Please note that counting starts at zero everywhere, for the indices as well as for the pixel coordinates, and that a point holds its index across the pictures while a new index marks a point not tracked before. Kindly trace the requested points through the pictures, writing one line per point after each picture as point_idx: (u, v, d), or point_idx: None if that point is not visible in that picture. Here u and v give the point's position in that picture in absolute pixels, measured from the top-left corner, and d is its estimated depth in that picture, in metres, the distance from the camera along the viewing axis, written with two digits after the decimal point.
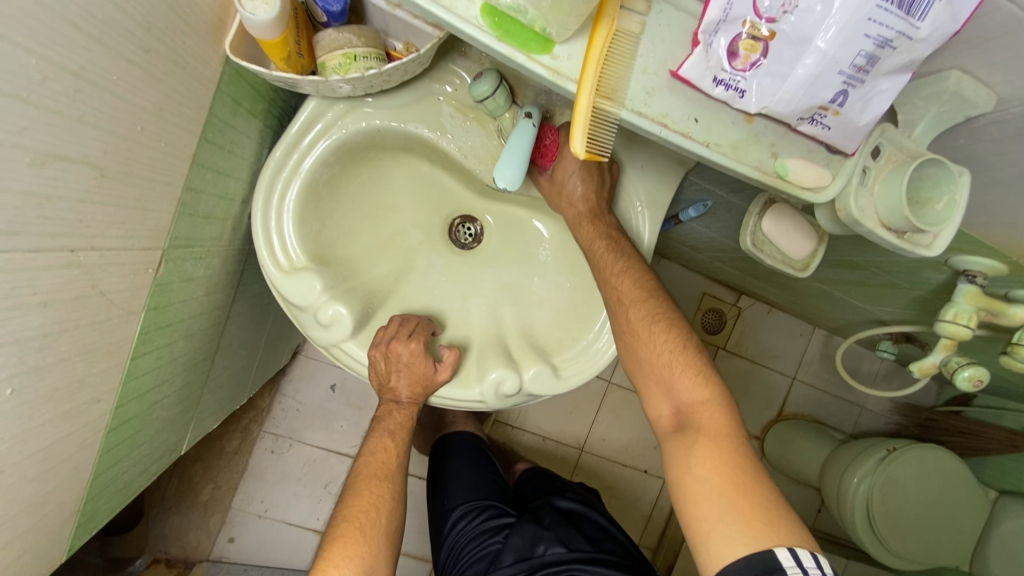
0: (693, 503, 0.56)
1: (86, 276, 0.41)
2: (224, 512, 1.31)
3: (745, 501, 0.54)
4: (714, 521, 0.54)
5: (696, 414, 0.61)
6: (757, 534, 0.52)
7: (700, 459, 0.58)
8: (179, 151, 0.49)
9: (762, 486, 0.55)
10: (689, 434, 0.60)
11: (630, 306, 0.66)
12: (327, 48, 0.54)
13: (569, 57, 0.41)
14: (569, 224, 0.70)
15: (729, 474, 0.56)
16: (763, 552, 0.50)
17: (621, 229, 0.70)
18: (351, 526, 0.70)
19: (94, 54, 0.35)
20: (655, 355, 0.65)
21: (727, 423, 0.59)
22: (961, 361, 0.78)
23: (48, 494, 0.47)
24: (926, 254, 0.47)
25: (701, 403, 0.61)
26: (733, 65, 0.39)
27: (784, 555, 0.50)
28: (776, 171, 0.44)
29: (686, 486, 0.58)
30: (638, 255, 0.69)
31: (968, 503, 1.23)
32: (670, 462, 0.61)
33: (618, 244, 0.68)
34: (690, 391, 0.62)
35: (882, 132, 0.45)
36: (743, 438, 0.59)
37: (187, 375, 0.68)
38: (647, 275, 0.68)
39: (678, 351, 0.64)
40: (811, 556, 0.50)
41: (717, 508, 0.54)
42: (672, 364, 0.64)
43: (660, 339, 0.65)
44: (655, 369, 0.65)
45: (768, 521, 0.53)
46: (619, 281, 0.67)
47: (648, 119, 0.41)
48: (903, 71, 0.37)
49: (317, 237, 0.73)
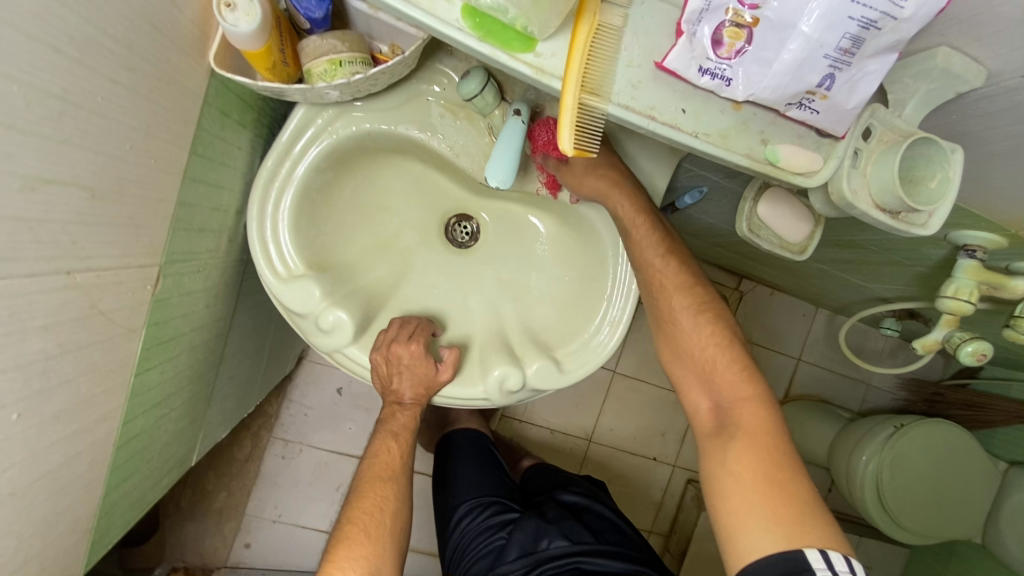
0: (725, 499, 0.55)
1: (83, 297, 0.42)
2: (238, 519, 1.32)
3: (782, 501, 0.52)
4: (746, 517, 0.53)
5: (736, 410, 0.59)
6: (790, 533, 0.51)
7: (737, 455, 0.56)
8: (169, 167, 0.49)
9: (801, 489, 0.54)
10: (728, 429, 0.58)
11: (672, 295, 0.66)
12: (313, 55, 0.54)
13: (552, 55, 0.40)
14: (602, 197, 0.67)
15: (766, 472, 0.54)
16: (790, 552, 0.49)
17: (662, 220, 0.71)
18: (355, 528, 0.71)
19: (77, 76, 0.36)
20: (700, 346, 0.64)
21: (769, 420, 0.57)
22: (964, 337, 0.79)
23: (61, 513, 0.48)
24: (921, 233, 0.47)
25: (743, 398, 0.59)
26: (718, 54, 0.38)
27: (813, 556, 0.49)
28: (766, 158, 0.43)
29: (721, 482, 0.56)
30: (681, 247, 0.70)
31: (978, 476, 1.23)
32: (705, 458, 0.59)
33: (662, 231, 0.68)
34: (732, 385, 0.61)
35: (872, 112, 0.45)
36: (784, 437, 0.57)
37: (191, 388, 0.69)
38: (688, 268, 0.68)
39: (721, 342, 0.63)
40: (842, 559, 0.48)
41: (750, 505, 0.53)
42: (715, 358, 0.63)
43: (704, 330, 0.64)
44: (696, 362, 0.64)
45: (803, 523, 0.51)
46: (661, 267, 0.67)
47: (636, 112, 0.41)
48: (890, 52, 0.37)
49: (314, 243, 0.73)
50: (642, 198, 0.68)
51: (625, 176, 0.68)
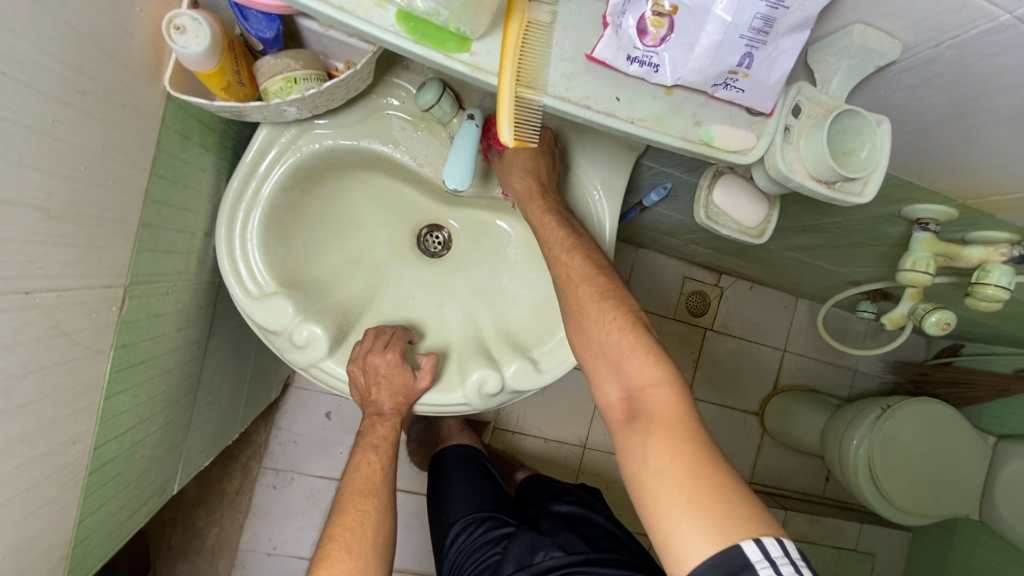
0: (651, 497, 0.54)
1: (45, 317, 0.42)
2: (232, 554, 1.30)
3: (703, 490, 0.52)
4: (672, 514, 0.52)
5: (647, 397, 0.60)
6: (716, 523, 0.50)
7: (654, 445, 0.55)
8: (128, 189, 0.50)
9: (721, 474, 0.53)
10: (643, 421, 0.58)
11: (579, 285, 0.67)
12: (268, 74, 0.56)
13: (487, 53, 0.42)
14: (520, 198, 0.70)
15: (684, 459, 0.54)
16: (726, 546, 0.48)
17: (567, 213, 0.71)
18: (337, 545, 0.69)
19: (26, 99, 0.37)
20: (607, 336, 0.64)
21: (680, 404, 0.58)
22: (927, 308, 0.81)
23: (33, 539, 0.47)
24: (859, 201, 0.48)
25: (652, 386, 0.60)
26: (644, 42, 0.41)
27: (751, 548, 0.48)
28: (702, 138, 0.45)
29: (644, 478, 0.55)
30: (588, 238, 0.70)
31: (968, 452, 1.25)
32: (625, 454, 0.58)
33: (566, 221, 0.70)
34: (642, 373, 0.61)
35: (799, 90, 0.47)
36: (696, 419, 0.58)
37: (168, 413, 0.69)
38: (594, 256, 0.69)
39: (626, 330, 0.63)
40: (778, 545, 0.48)
41: (675, 498, 0.52)
42: (623, 346, 0.63)
43: (609, 317, 0.64)
44: (607, 353, 0.64)
45: (727, 510, 0.51)
46: (570, 258, 0.68)
47: (571, 102, 0.43)
48: (801, 29, 0.40)
49: (285, 261, 0.74)
50: (552, 199, 0.71)
51: (543, 175, 0.69)
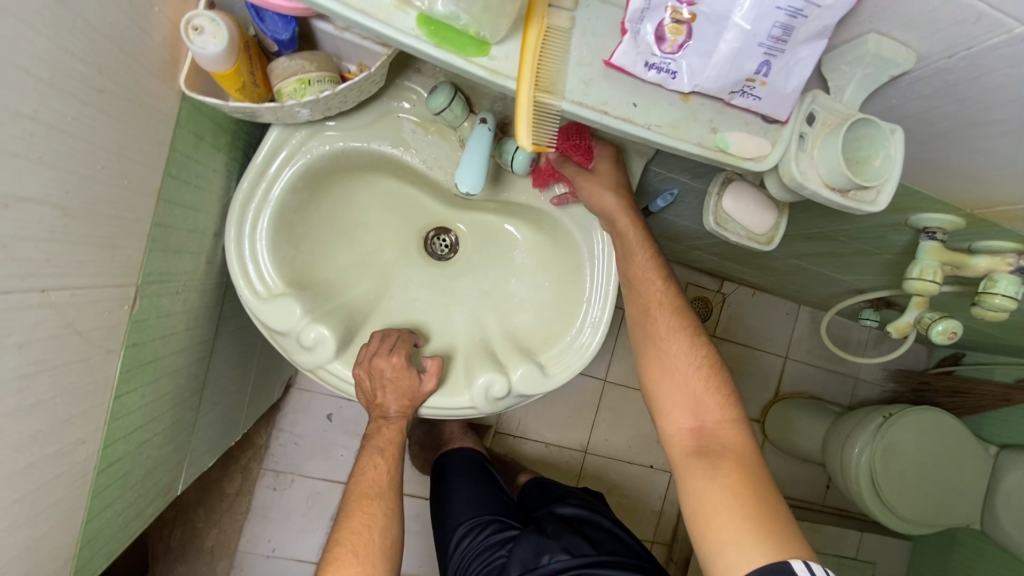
0: (711, 513, 0.64)
1: (59, 316, 0.42)
2: (231, 556, 1.29)
3: (760, 516, 0.62)
4: (731, 530, 0.61)
5: (717, 434, 0.69)
6: (771, 546, 0.59)
7: (722, 476, 0.65)
8: (143, 188, 0.50)
9: (774, 505, 0.63)
10: (712, 452, 0.67)
11: (662, 324, 0.74)
12: (282, 75, 0.56)
13: (506, 58, 0.42)
14: (608, 230, 0.74)
15: (745, 490, 0.64)
16: (776, 564, 0.58)
17: (657, 254, 0.76)
18: (345, 548, 0.70)
19: (46, 97, 0.37)
20: (684, 373, 0.72)
21: (746, 446, 0.68)
22: (933, 316, 0.80)
23: (40, 539, 0.47)
24: (871, 211, 0.49)
25: (722, 425, 0.70)
26: (662, 49, 0.41)
27: (797, 565, 0.57)
28: (718, 145, 0.45)
29: (706, 497, 0.65)
30: (670, 279, 0.76)
31: (969, 461, 1.25)
32: (687, 474, 0.68)
33: (654, 258, 0.75)
34: (713, 412, 0.70)
35: (813, 98, 0.47)
36: (756, 459, 0.67)
37: (175, 413, 0.68)
38: (676, 298, 0.75)
39: (703, 372, 0.72)
40: (820, 569, 0.57)
41: (736, 520, 0.62)
42: (698, 386, 0.72)
43: (689, 358, 0.73)
44: (682, 387, 0.72)
45: (778, 534, 0.60)
46: (654, 297, 0.74)
47: (589, 108, 0.43)
48: (819, 39, 0.40)
49: (294, 263, 0.74)
50: (645, 235, 0.76)
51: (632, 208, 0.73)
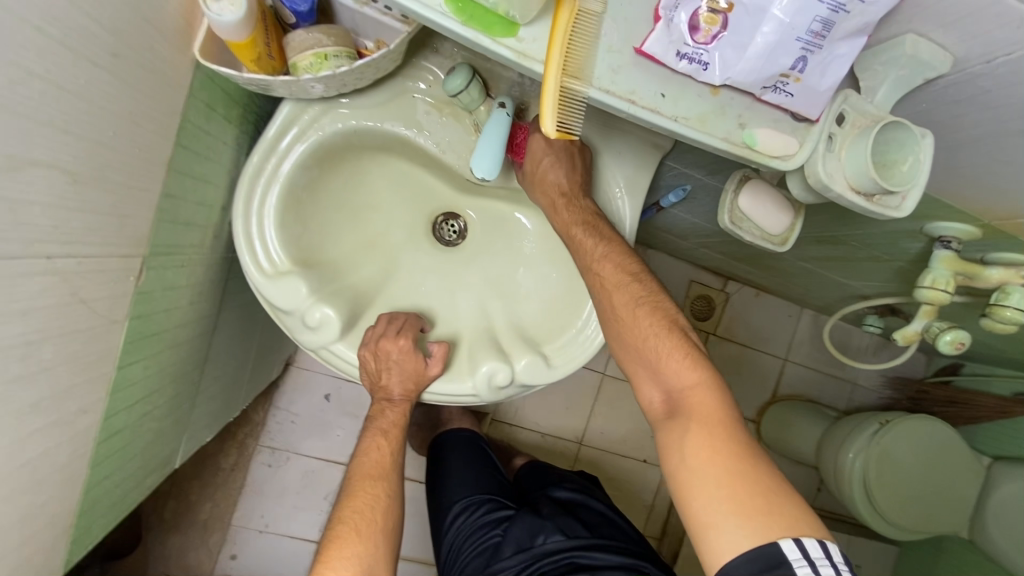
0: (688, 494, 0.56)
1: (64, 283, 0.42)
2: (224, 530, 1.29)
3: (739, 489, 0.53)
4: (709, 511, 0.54)
5: (687, 399, 0.60)
6: (756, 523, 0.51)
7: (694, 446, 0.57)
8: (153, 157, 0.49)
9: (760, 474, 0.54)
10: (681, 421, 0.59)
11: (613, 291, 0.66)
12: (298, 49, 0.54)
13: (534, 40, 0.41)
14: (547, 206, 0.70)
15: (722, 460, 0.55)
16: (762, 544, 0.50)
17: (602, 218, 0.70)
18: (347, 527, 0.70)
19: (60, 58, 0.36)
20: (644, 341, 0.64)
21: (721, 406, 0.58)
22: (942, 326, 0.80)
23: (38, 508, 0.47)
24: (896, 216, 0.48)
25: (691, 385, 0.60)
26: (695, 39, 0.40)
27: (788, 547, 0.49)
28: (745, 142, 0.44)
29: (681, 474, 0.57)
30: (621, 240, 0.69)
31: (964, 470, 1.25)
32: (664, 449, 0.60)
33: (596, 224, 0.69)
34: (681, 376, 0.61)
35: (844, 98, 0.46)
36: (737, 420, 0.58)
37: (176, 386, 0.68)
38: (629, 260, 0.68)
39: (664, 335, 0.63)
40: (819, 546, 0.50)
41: (714, 499, 0.54)
42: (659, 351, 0.63)
43: (644, 323, 0.64)
44: (644, 357, 0.64)
45: (763, 506, 0.52)
46: (601, 265, 0.67)
47: (616, 96, 0.42)
48: (859, 36, 0.39)
49: (301, 241, 0.73)
50: (585, 201, 0.70)
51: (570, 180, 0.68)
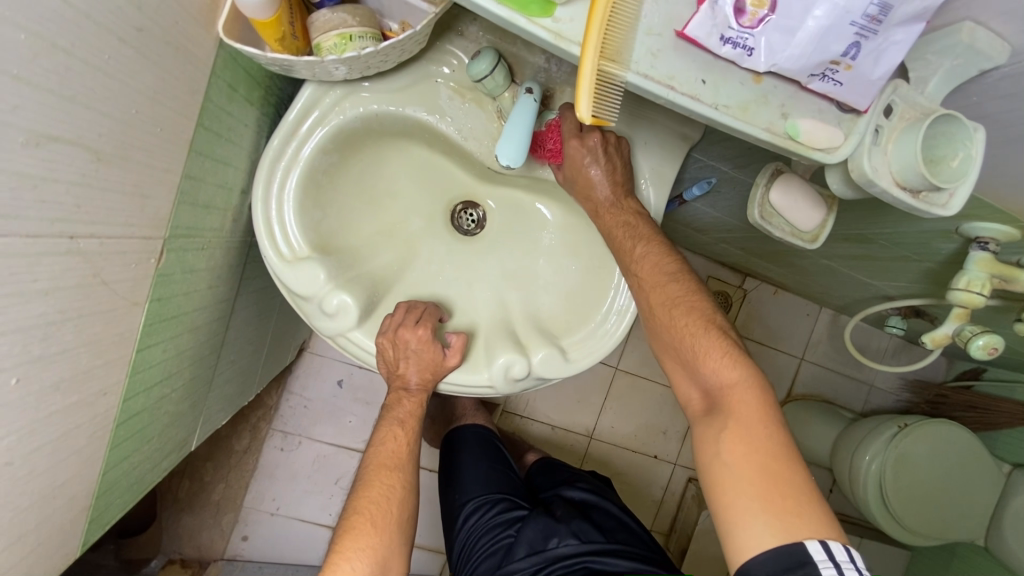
0: (721, 490, 0.55)
1: (86, 264, 0.41)
2: (236, 511, 1.30)
3: (773, 491, 0.52)
4: (741, 510, 0.53)
5: (725, 397, 0.58)
6: (786, 524, 0.50)
7: (730, 445, 0.55)
8: (175, 138, 0.48)
9: (796, 477, 0.53)
10: (717, 418, 0.58)
11: (653, 286, 0.65)
12: (323, 29, 0.53)
13: (570, 20, 0.40)
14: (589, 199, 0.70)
15: (758, 460, 0.53)
16: (790, 545, 0.49)
17: (643, 213, 0.68)
18: (362, 518, 0.70)
19: (84, 31, 0.35)
20: (682, 337, 0.62)
21: (760, 405, 0.56)
22: (975, 331, 0.76)
23: (56, 489, 0.47)
24: (942, 214, 0.46)
25: (731, 384, 0.58)
26: (741, 22, 0.38)
27: (815, 548, 0.49)
28: (787, 132, 0.42)
29: (716, 472, 0.56)
30: (663, 236, 0.67)
31: (984, 478, 1.22)
32: (700, 446, 0.59)
33: (637, 218, 0.67)
34: (718, 373, 0.59)
35: (893, 89, 0.44)
36: (779, 421, 0.56)
37: (193, 369, 0.68)
38: (670, 255, 0.66)
39: (703, 331, 0.61)
40: (844, 550, 0.49)
41: (746, 499, 0.53)
42: (697, 347, 0.61)
43: (684, 318, 0.62)
44: (682, 353, 0.63)
45: (797, 510, 0.51)
46: (642, 259, 0.66)
47: (655, 81, 0.40)
48: (917, 21, 0.37)
49: (319, 226, 0.72)
50: (628, 197, 0.68)
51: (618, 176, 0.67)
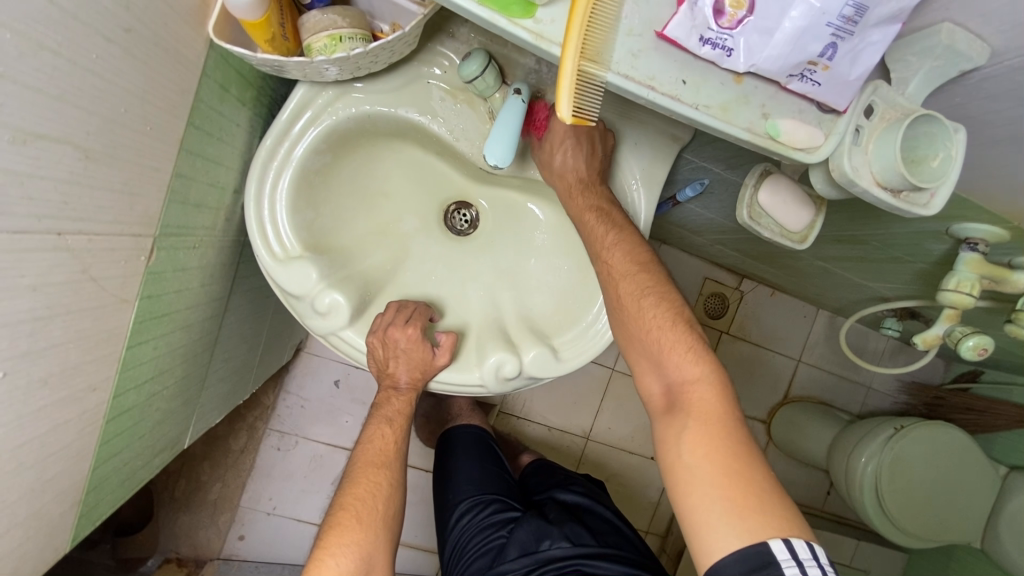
0: (681, 487, 0.55)
1: (74, 261, 0.41)
2: (233, 511, 1.31)
3: (734, 489, 0.52)
4: (702, 509, 0.53)
5: (687, 393, 0.59)
6: (744, 521, 0.51)
7: (690, 442, 0.56)
8: (164, 136, 0.48)
9: (756, 474, 0.53)
10: (680, 415, 0.58)
11: (621, 279, 0.65)
12: (313, 30, 0.54)
13: (552, 21, 0.41)
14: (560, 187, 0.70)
15: (718, 458, 0.54)
16: (751, 544, 0.50)
17: (613, 205, 0.69)
18: (347, 514, 0.70)
19: (71, 31, 0.35)
20: (647, 331, 0.62)
21: (721, 403, 0.57)
22: (965, 331, 0.77)
23: (46, 483, 0.47)
24: (924, 214, 0.46)
25: (693, 380, 0.59)
26: (720, 23, 0.38)
27: (777, 547, 0.49)
28: (768, 132, 0.43)
29: (677, 469, 0.56)
30: (633, 231, 0.68)
31: (979, 481, 1.22)
32: (661, 443, 0.59)
33: (608, 211, 0.67)
34: (682, 369, 0.60)
35: (874, 89, 0.44)
36: (737, 419, 0.57)
37: (185, 366, 0.68)
38: (638, 250, 0.66)
39: (668, 327, 0.61)
40: (807, 548, 0.49)
41: (707, 496, 0.53)
42: (662, 342, 0.61)
43: (649, 311, 0.62)
44: (647, 348, 0.63)
45: (757, 507, 0.51)
46: (611, 252, 0.66)
47: (635, 81, 0.40)
48: (892, 22, 0.37)
49: (311, 226, 0.72)
50: (598, 191, 0.69)
51: (590, 167, 0.67)
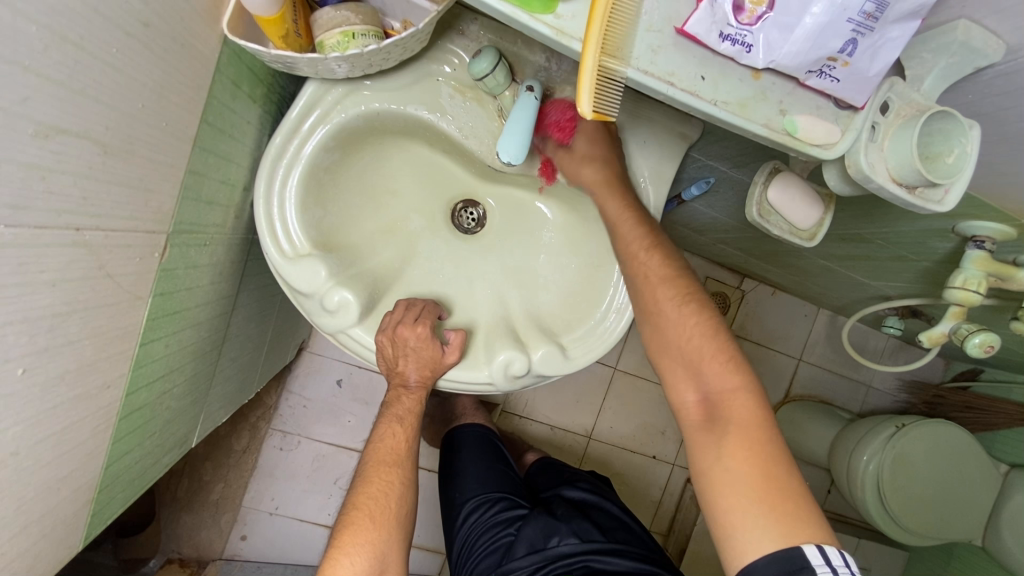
0: (721, 495, 0.56)
1: (91, 256, 0.41)
2: (235, 511, 1.30)
3: (774, 497, 0.53)
4: (742, 517, 0.54)
5: (726, 400, 0.59)
6: (785, 530, 0.52)
7: (731, 451, 0.56)
8: (179, 132, 0.48)
9: (793, 481, 0.55)
10: (719, 423, 0.58)
11: (657, 284, 0.64)
12: (326, 27, 0.54)
13: (572, 16, 0.41)
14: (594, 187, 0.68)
15: (759, 466, 0.55)
16: (789, 550, 0.51)
17: (643, 207, 0.68)
18: (361, 514, 0.70)
19: (92, 25, 0.35)
20: (684, 337, 0.62)
21: (759, 411, 0.58)
22: (971, 329, 0.77)
23: (61, 481, 0.47)
24: (939, 210, 0.46)
25: (731, 388, 0.59)
26: (739, 19, 0.38)
27: (813, 552, 0.50)
28: (785, 128, 0.43)
29: (716, 477, 0.57)
30: (665, 236, 0.68)
31: (981, 478, 1.23)
32: (697, 452, 0.59)
33: (641, 215, 0.67)
34: (719, 376, 0.60)
35: (891, 86, 0.45)
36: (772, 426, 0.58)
37: (194, 365, 0.68)
38: (672, 255, 0.66)
39: (705, 333, 0.62)
40: (839, 554, 0.51)
41: (748, 505, 0.54)
42: (702, 349, 0.61)
43: (688, 317, 0.63)
44: (684, 354, 0.62)
45: (796, 515, 0.53)
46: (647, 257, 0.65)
47: (654, 77, 0.41)
48: (913, 18, 0.37)
49: (321, 224, 0.72)
50: (630, 194, 0.68)
51: (614, 166, 0.68)
